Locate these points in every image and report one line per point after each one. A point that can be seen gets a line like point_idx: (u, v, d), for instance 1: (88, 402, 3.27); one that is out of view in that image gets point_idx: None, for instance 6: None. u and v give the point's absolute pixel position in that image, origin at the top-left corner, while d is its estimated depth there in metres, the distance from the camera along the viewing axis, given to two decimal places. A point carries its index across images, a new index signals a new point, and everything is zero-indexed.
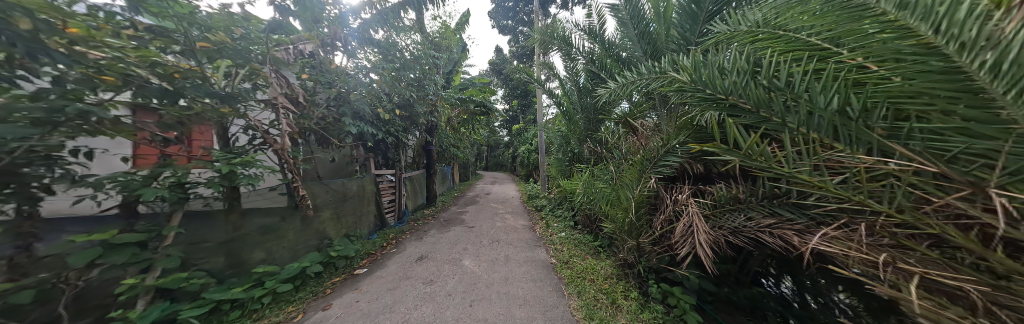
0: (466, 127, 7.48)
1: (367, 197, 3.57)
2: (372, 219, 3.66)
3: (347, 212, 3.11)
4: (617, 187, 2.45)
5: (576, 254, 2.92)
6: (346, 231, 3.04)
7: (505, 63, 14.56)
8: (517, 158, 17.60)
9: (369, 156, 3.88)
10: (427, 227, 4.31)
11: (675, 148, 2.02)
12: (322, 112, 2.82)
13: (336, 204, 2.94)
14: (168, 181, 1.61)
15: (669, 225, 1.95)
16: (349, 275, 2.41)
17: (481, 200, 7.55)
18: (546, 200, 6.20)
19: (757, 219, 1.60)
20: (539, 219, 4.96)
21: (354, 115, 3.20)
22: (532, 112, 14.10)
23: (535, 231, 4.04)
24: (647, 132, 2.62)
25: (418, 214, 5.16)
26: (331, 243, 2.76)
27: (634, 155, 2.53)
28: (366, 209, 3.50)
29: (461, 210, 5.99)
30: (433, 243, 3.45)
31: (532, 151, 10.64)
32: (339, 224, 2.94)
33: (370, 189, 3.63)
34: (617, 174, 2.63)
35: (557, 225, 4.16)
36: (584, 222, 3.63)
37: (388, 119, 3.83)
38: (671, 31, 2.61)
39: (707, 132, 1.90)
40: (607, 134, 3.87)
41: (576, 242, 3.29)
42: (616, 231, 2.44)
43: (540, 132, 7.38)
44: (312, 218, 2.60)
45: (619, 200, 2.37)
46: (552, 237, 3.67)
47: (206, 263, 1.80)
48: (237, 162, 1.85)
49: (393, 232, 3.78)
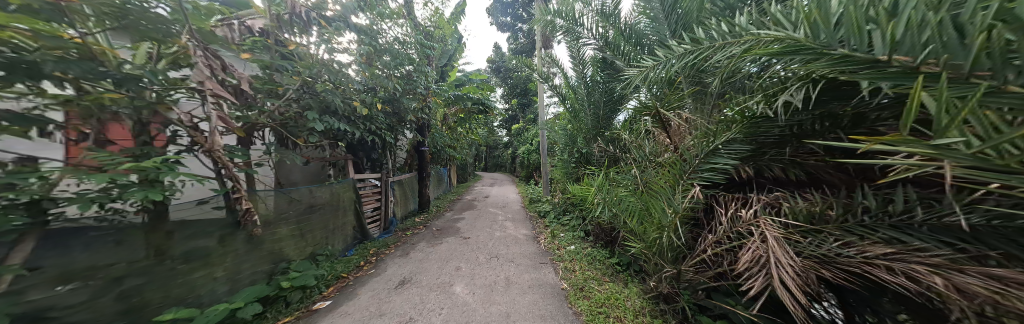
0: (462, 126, 7.00)
1: (344, 207, 3.07)
2: (351, 232, 3.16)
3: (314, 226, 2.60)
4: (646, 196, 1.98)
5: (591, 276, 2.43)
6: (310, 249, 2.52)
7: (505, 60, 14.04)
8: (517, 158, 17.20)
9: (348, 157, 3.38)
10: (416, 239, 3.81)
11: (727, 147, 1.64)
12: (281, 105, 2.31)
13: (297, 216, 2.43)
14: (5, 199, 1.07)
15: (723, 248, 1.46)
16: (304, 312, 1.91)
17: (480, 204, 7.08)
18: (550, 204, 5.73)
19: (859, 245, 1.06)
20: (543, 228, 4.46)
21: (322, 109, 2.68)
22: (532, 112, 13.64)
23: (539, 243, 3.55)
24: (679, 127, 2.13)
25: (409, 222, 4.66)
26: (289, 267, 2.25)
27: (668, 156, 2.08)
28: (342, 221, 2.99)
29: (457, 216, 5.50)
30: (420, 260, 2.94)
31: (533, 152, 10.15)
32: (299, 241, 2.41)
33: (347, 196, 3.12)
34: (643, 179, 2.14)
35: (564, 235, 3.66)
36: (597, 233, 3.15)
37: (370, 115, 3.33)
38: (707, 3, 2.12)
39: (769, 130, 1.47)
40: (623, 133, 3.37)
41: (589, 259, 2.80)
42: (644, 253, 1.94)
43: (542, 131, 6.89)
44: (261, 237, 2.11)
45: (650, 214, 1.88)
46: (560, 250, 3.19)
47: (75, 315, 1.27)
48: (132, 170, 1.32)
49: (375, 246, 3.28)
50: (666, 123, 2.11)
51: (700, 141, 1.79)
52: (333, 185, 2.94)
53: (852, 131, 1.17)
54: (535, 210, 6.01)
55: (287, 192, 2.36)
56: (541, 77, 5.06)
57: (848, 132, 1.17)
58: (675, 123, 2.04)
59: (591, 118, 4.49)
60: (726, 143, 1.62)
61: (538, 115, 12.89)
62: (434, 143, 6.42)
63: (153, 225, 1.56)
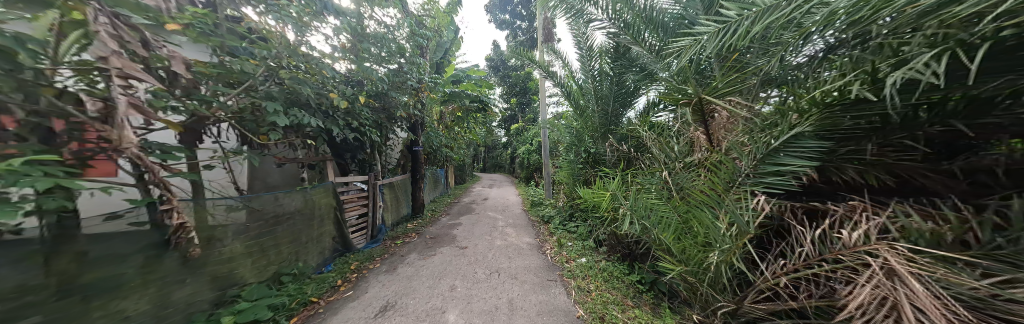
0: (460, 125, 6.65)
1: (319, 215, 2.65)
2: (328, 244, 2.74)
3: (278, 240, 2.17)
4: (687, 206, 1.58)
5: (611, 300, 2.05)
6: (272, 269, 2.10)
7: (504, 58, 13.67)
8: (515, 159, 16.89)
9: (326, 158, 2.98)
10: (406, 249, 3.41)
11: (797, 143, 1.07)
12: (237, 96, 1.90)
13: (254, 231, 2.01)
14: None
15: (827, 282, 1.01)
16: None
17: (478, 208, 6.71)
18: (553, 208, 5.37)
19: None
20: (547, 235, 4.09)
21: (290, 102, 2.27)
22: (532, 111, 13.33)
23: (545, 254, 3.18)
24: (723, 120, 1.73)
25: (400, 229, 4.26)
26: (238, 295, 1.83)
27: (711, 159, 1.68)
28: (317, 232, 2.58)
29: (454, 221, 5.11)
30: (409, 277, 2.55)
31: (533, 152, 9.78)
32: (255, 261, 1.98)
33: (323, 202, 2.71)
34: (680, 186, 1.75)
35: (573, 245, 3.29)
36: (611, 244, 2.78)
37: (353, 111, 2.94)
38: None
39: (851, 121, 0.92)
40: (639, 130, 3.00)
41: (604, 277, 2.42)
42: (683, 276, 1.55)
43: (544, 131, 6.53)
44: (199, 259, 1.68)
45: (694, 230, 1.48)
46: (569, 264, 2.82)
47: None
48: None
49: (358, 260, 2.87)
50: (701, 117, 1.69)
51: (755, 136, 1.36)
52: (306, 191, 2.52)
53: (968, 122, 0.70)
54: (537, 214, 5.65)
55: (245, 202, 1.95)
56: (545, 72, 4.69)
57: (962, 124, 0.69)
58: (721, 114, 1.65)
59: (599, 115, 4.12)
60: (792, 140, 1.07)
61: (538, 115, 12.55)
62: (429, 144, 6.02)
63: (54, 246, 1.16)
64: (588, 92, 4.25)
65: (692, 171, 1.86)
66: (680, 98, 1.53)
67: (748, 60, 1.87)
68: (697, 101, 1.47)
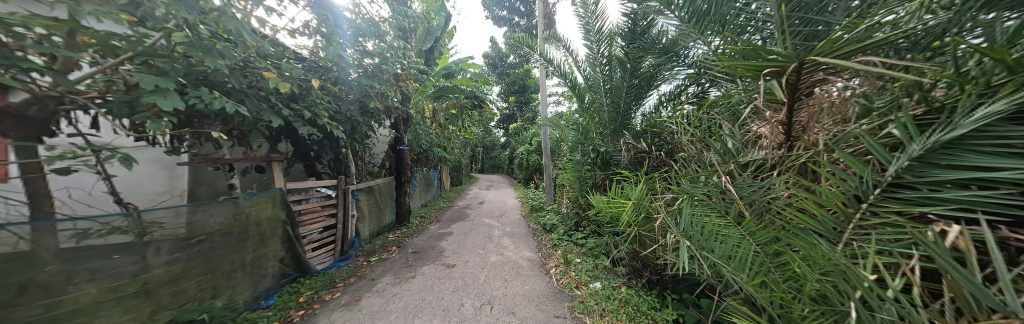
0: (454, 123, 6.21)
1: (258, 233, 2.04)
2: (273, 269, 2.15)
3: (175, 272, 1.54)
4: (775, 234, 1.02)
5: None
6: (167, 314, 1.48)
7: (502, 55, 13.20)
8: (513, 160, 16.38)
9: (274, 159, 2.34)
10: (380, 270, 2.82)
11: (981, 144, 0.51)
12: (105, 70, 1.30)
13: (130, 264, 1.37)
14: None
15: None
16: None
17: (473, 213, 6.15)
18: (556, 215, 4.83)
19: None
20: (551, 249, 3.53)
21: (207, 84, 1.67)
22: (531, 110, 12.86)
23: (549, 276, 2.63)
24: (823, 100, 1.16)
25: (380, 242, 3.67)
26: None
27: (800, 159, 1.16)
28: (252, 256, 1.98)
29: (444, 230, 4.53)
30: (374, 315, 1.95)
31: (532, 153, 9.22)
32: (129, 308, 1.35)
33: (264, 215, 2.10)
34: (759, 200, 1.19)
35: (583, 264, 2.75)
36: (633, 267, 2.23)
37: (310, 101, 2.35)
38: None
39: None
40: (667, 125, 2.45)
41: (629, 313, 1.86)
42: None
43: (544, 129, 6.00)
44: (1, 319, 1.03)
45: (793, 272, 0.92)
46: (581, 292, 2.26)
47: None
48: None
49: (313, 289, 2.27)
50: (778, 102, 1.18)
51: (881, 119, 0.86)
52: (236, 201, 1.90)
53: None
54: (537, 221, 5.10)
55: (110, 223, 1.31)
56: (547, 62, 4.15)
57: None
58: (817, 101, 1.08)
59: (609, 109, 3.59)
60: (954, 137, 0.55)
61: (537, 114, 12.07)
62: (417, 143, 5.43)
63: None
64: (597, 83, 3.70)
65: (770, 177, 1.30)
66: (762, 67, 0.98)
67: (844, 20, 1.32)
68: (787, 78, 0.96)
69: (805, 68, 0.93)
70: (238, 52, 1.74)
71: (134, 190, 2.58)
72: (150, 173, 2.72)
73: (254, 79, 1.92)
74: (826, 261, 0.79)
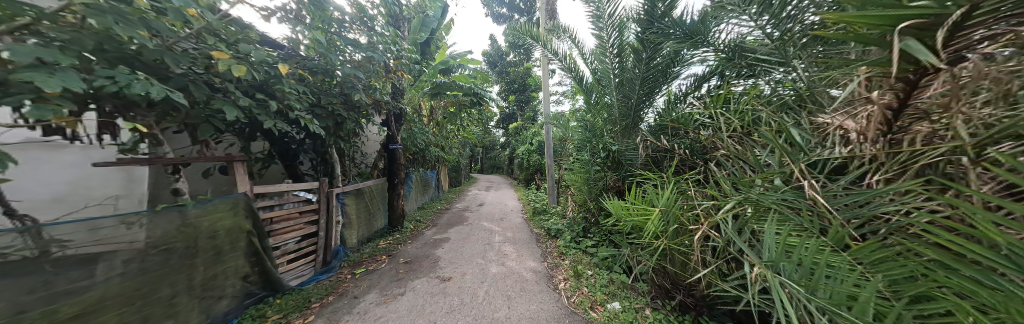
0: (452, 121, 5.88)
1: (213, 248, 1.70)
2: (233, 289, 1.82)
3: (93, 302, 1.19)
4: (907, 268, 0.69)
5: None
6: None
7: (502, 53, 12.89)
8: (513, 160, 16.05)
9: (236, 158, 1.98)
10: (365, 285, 2.48)
11: None
12: None
13: (19, 297, 1.01)
14: None
15: None
16: None
17: (473, 216, 5.82)
18: (561, 219, 4.50)
19: None
20: (557, 258, 3.21)
21: (132, 65, 1.32)
22: (532, 109, 12.56)
23: (558, 294, 2.30)
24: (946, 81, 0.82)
25: (369, 250, 3.34)
26: None
27: (919, 160, 0.84)
28: (202, 275, 1.63)
29: (440, 236, 4.19)
30: None
31: (533, 152, 8.89)
32: None
33: (220, 225, 1.76)
34: (865, 214, 0.87)
35: (596, 279, 2.42)
36: (660, 286, 1.90)
37: (279, 92, 2.01)
38: None
39: None
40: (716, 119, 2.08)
41: None
42: None
43: (547, 127, 5.68)
44: None
45: None
46: (597, 315, 1.93)
47: None
48: None
49: (282, 312, 1.94)
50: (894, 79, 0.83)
51: None
52: (182, 209, 1.55)
53: None
54: (540, 225, 4.77)
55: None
56: (552, 54, 3.80)
57: None
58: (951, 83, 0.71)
59: (620, 104, 3.27)
60: None
61: (538, 113, 11.74)
62: (412, 142, 5.08)
63: None
64: (608, 76, 3.36)
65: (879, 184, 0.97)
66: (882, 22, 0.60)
67: None
68: (939, 46, 0.60)
69: (974, 19, 0.56)
70: (175, 26, 1.39)
71: (80, 195, 2.24)
72: (104, 175, 2.37)
73: (201, 61, 1.56)
74: (983, 315, 0.51)
